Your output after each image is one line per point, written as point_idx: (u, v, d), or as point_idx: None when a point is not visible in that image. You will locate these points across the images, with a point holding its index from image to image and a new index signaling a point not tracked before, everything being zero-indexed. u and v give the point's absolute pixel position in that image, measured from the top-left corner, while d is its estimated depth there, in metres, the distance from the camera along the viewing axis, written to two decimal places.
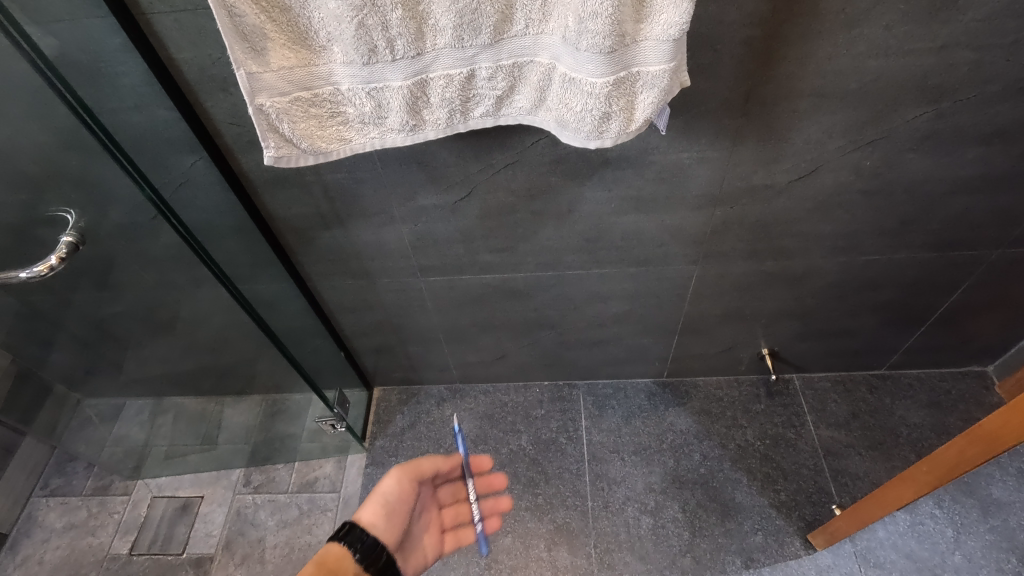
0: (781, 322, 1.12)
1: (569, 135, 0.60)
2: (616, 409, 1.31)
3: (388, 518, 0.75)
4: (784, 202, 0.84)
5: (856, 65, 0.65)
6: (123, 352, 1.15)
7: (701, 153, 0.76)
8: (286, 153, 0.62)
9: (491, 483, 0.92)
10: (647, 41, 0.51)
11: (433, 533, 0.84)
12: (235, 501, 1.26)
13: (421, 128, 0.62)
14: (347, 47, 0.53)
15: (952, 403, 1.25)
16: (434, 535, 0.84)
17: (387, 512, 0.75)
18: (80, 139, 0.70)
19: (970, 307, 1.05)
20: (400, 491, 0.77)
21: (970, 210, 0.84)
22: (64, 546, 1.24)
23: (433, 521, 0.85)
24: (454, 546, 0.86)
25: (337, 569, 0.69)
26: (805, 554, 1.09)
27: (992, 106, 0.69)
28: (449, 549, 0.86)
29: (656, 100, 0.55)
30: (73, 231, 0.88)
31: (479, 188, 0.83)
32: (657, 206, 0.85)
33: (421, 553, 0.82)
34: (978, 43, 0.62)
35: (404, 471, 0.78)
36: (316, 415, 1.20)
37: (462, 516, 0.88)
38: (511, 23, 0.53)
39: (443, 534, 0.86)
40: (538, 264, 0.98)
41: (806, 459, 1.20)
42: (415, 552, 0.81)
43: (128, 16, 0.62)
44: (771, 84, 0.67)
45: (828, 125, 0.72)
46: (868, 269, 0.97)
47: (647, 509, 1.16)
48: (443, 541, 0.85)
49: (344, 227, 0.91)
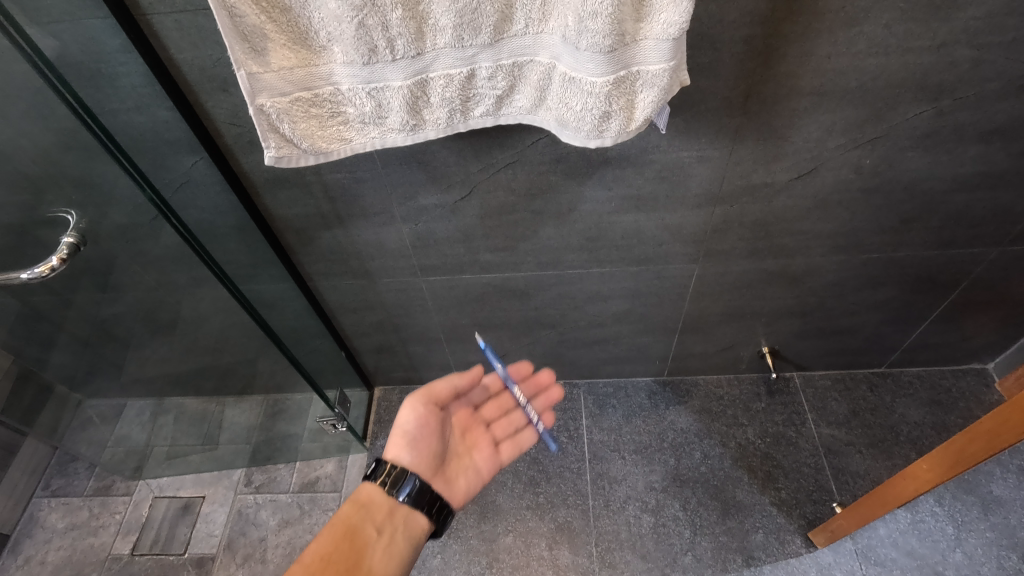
0: (781, 321, 1.12)
1: (569, 134, 0.60)
2: (617, 408, 1.31)
3: (412, 446, 0.75)
4: (784, 200, 0.84)
5: (855, 64, 0.65)
6: (124, 353, 1.15)
7: (701, 152, 0.76)
8: (287, 153, 0.62)
9: (536, 378, 0.93)
10: (647, 40, 0.51)
11: (484, 449, 0.83)
12: (236, 501, 1.26)
13: (421, 128, 0.62)
14: (347, 47, 0.53)
15: (952, 401, 1.25)
16: (486, 449, 0.83)
17: (410, 441, 0.75)
18: (81, 140, 0.70)
19: (970, 305, 1.06)
20: (418, 419, 0.77)
21: (970, 208, 0.84)
22: (66, 546, 1.24)
23: (481, 437, 0.84)
24: (513, 452, 0.84)
25: (371, 503, 0.72)
26: (806, 552, 1.09)
27: (992, 103, 0.69)
28: (510, 457, 0.84)
29: (656, 99, 0.55)
30: (74, 231, 0.88)
31: (479, 188, 0.83)
32: (657, 205, 0.85)
33: (474, 468, 0.81)
34: (978, 41, 0.62)
35: (417, 397, 0.78)
36: (317, 415, 1.20)
37: (512, 423, 0.86)
38: (511, 22, 0.53)
39: (497, 447, 0.84)
40: (538, 263, 0.98)
41: (807, 458, 1.20)
42: (466, 470, 0.80)
43: (128, 16, 0.62)
44: (771, 83, 0.67)
45: (828, 123, 0.72)
46: (868, 267, 0.97)
47: (648, 508, 1.16)
48: (499, 452, 0.83)
49: (344, 227, 0.91)
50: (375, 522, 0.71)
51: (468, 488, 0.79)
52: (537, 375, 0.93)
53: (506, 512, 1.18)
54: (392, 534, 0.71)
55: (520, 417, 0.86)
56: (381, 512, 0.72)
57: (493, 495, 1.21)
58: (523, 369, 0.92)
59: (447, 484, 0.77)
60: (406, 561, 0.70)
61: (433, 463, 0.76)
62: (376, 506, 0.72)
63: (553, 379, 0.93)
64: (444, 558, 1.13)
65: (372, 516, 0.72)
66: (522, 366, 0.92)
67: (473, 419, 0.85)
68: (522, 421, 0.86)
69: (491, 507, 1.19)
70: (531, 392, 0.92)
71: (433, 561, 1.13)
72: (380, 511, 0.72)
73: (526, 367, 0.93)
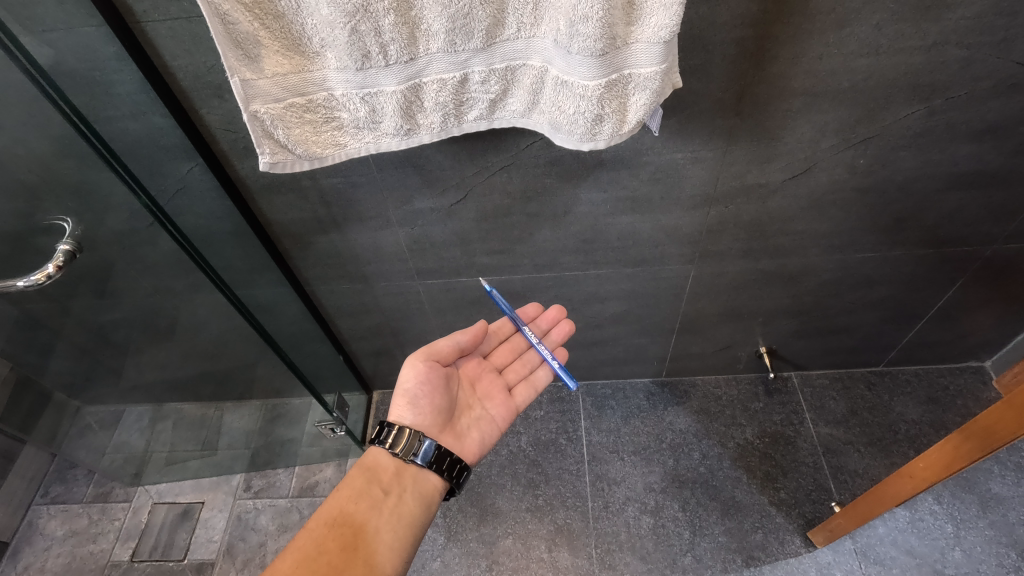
0: (779, 320, 1.12)
1: (563, 137, 0.60)
2: (616, 409, 1.31)
3: (414, 405, 0.73)
4: (779, 201, 0.84)
5: (847, 64, 0.65)
6: (122, 359, 1.15)
7: (695, 154, 0.76)
8: (282, 159, 0.62)
9: (545, 319, 0.91)
10: (638, 43, 0.51)
11: (496, 397, 0.82)
12: (236, 506, 1.26)
13: (416, 132, 0.62)
14: (341, 53, 0.53)
15: (950, 399, 1.25)
16: (499, 396, 0.82)
17: (413, 400, 0.73)
18: (76, 147, 0.70)
19: (967, 303, 1.06)
20: (419, 377, 0.74)
21: (964, 207, 0.85)
22: (65, 553, 1.23)
23: (492, 385, 0.83)
24: (527, 395, 0.84)
25: (377, 466, 0.71)
26: (806, 552, 1.09)
27: (983, 102, 0.69)
28: (525, 400, 0.83)
29: (648, 102, 0.55)
30: (71, 239, 0.88)
31: (475, 191, 0.83)
32: (652, 206, 0.85)
33: (487, 416, 0.80)
34: (968, 40, 0.62)
35: (418, 355, 0.75)
36: (316, 419, 1.21)
37: (524, 364, 0.86)
38: (503, 27, 0.53)
39: (510, 394, 0.83)
40: (535, 266, 0.98)
41: (806, 457, 1.20)
42: (478, 421, 0.80)
43: (122, 24, 0.62)
44: (763, 84, 0.67)
45: (821, 124, 0.72)
46: (864, 265, 0.97)
47: (648, 509, 1.16)
48: (512, 398, 0.83)
49: (341, 231, 0.91)
50: (381, 484, 0.70)
51: (482, 438, 0.78)
52: (546, 313, 0.91)
53: (506, 514, 1.18)
54: (400, 495, 0.70)
55: (532, 357, 0.87)
56: (386, 474, 0.71)
57: (492, 497, 1.21)
58: (532, 311, 0.90)
59: (458, 437, 0.77)
60: (415, 522, 0.69)
61: (440, 419, 0.75)
62: (382, 468, 0.71)
63: (564, 313, 0.91)
64: (444, 561, 1.13)
65: (378, 478, 0.70)
66: (529, 308, 0.90)
67: (482, 368, 0.84)
68: (535, 361, 0.87)
69: (491, 510, 1.19)
70: (543, 330, 0.90)
71: (433, 565, 1.13)
72: (385, 473, 0.71)
73: (534, 307, 0.91)
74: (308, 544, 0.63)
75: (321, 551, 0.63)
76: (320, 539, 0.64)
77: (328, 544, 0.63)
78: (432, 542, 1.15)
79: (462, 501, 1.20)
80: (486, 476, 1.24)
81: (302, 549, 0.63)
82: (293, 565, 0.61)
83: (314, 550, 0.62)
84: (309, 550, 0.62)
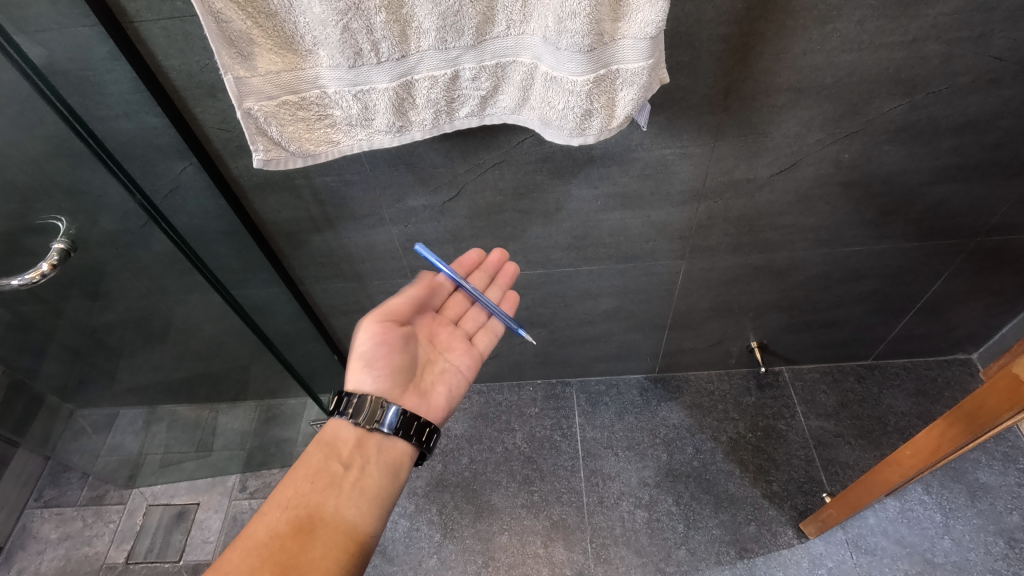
0: (769, 315, 1.14)
1: (553, 132, 0.61)
2: (610, 405, 1.32)
3: (373, 368, 0.70)
4: (767, 195, 0.85)
5: (831, 60, 0.66)
6: (116, 362, 1.14)
7: (683, 150, 0.78)
8: (276, 156, 0.63)
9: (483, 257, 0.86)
10: (625, 39, 0.52)
11: (456, 346, 0.79)
12: (232, 506, 1.27)
13: (408, 129, 0.63)
14: (333, 50, 0.54)
15: (939, 391, 1.27)
16: (460, 346, 0.79)
17: (369, 362, 0.70)
18: (72, 148, 0.72)
19: (953, 294, 1.07)
20: (373, 338, 0.70)
21: (946, 200, 0.86)
22: (59, 557, 1.23)
23: (451, 338, 0.79)
24: (489, 341, 0.81)
25: (337, 437, 0.68)
26: (798, 543, 1.10)
27: (963, 97, 0.71)
28: (487, 348, 0.81)
29: (636, 96, 0.56)
30: (65, 237, 0.87)
31: (467, 188, 0.84)
32: (643, 202, 0.86)
33: (451, 368, 0.77)
34: (947, 36, 0.64)
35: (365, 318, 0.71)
36: (312, 417, 1.32)
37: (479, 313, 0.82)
38: (493, 24, 0.54)
39: (470, 342, 0.80)
40: (528, 262, 0.99)
41: (798, 450, 1.22)
42: (443, 375, 0.77)
43: (116, 24, 0.62)
44: (748, 80, 0.69)
45: (806, 119, 0.73)
46: (852, 259, 0.99)
47: (642, 503, 1.17)
48: (475, 345, 0.80)
49: (334, 230, 0.92)
50: (341, 458, 0.67)
51: (448, 392, 0.76)
52: (489, 259, 0.84)
53: (502, 511, 1.19)
54: (363, 466, 0.67)
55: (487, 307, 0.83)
56: (344, 446, 0.67)
57: (489, 494, 1.21)
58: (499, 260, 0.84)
59: (426, 399, 0.74)
60: (380, 491, 0.66)
61: (403, 378, 0.72)
62: (342, 442, 0.67)
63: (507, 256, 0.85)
64: (441, 558, 1.14)
65: (338, 453, 0.67)
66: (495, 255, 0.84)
67: (437, 323, 0.79)
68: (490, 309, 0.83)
69: (487, 506, 1.20)
70: (490, 276, 0.84)
71: (430, 561, 1.13)
72: (342, 446, 0.67)
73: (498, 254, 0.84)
74: (259, 530, 0.60)
75: (273, 536, 0.60)
76: (273, 524, 0.61)
77: (279, 527, 0.60)
78: (429, 539, 1.16)
79: (459, 499, 1.21)
80: (482, 473, 1.24)
81: (255, 536, 0.60)
82: (243, 554, 0.58)
83: (264, 535, 0.60)
84: (261, 536, 0.60)
